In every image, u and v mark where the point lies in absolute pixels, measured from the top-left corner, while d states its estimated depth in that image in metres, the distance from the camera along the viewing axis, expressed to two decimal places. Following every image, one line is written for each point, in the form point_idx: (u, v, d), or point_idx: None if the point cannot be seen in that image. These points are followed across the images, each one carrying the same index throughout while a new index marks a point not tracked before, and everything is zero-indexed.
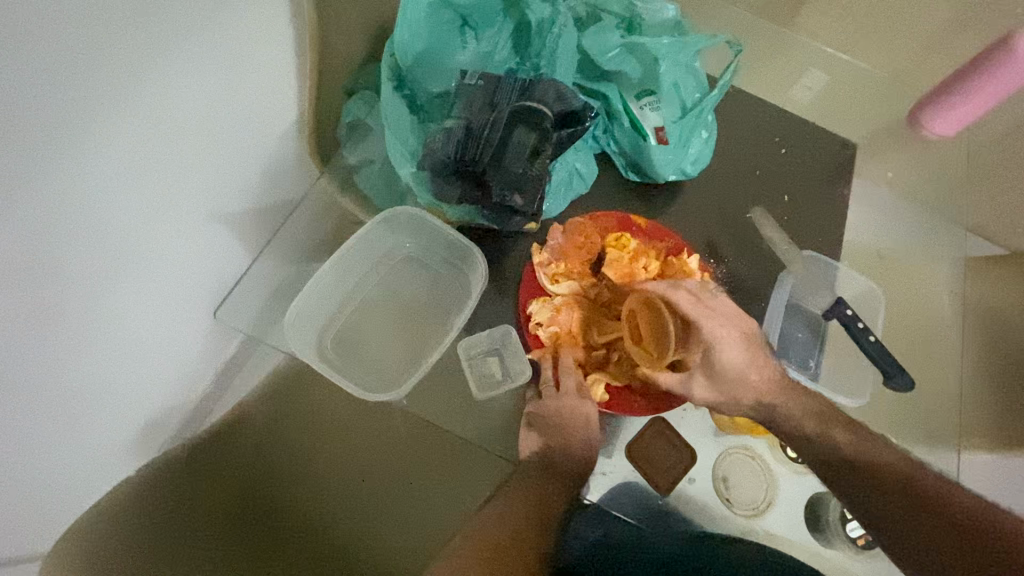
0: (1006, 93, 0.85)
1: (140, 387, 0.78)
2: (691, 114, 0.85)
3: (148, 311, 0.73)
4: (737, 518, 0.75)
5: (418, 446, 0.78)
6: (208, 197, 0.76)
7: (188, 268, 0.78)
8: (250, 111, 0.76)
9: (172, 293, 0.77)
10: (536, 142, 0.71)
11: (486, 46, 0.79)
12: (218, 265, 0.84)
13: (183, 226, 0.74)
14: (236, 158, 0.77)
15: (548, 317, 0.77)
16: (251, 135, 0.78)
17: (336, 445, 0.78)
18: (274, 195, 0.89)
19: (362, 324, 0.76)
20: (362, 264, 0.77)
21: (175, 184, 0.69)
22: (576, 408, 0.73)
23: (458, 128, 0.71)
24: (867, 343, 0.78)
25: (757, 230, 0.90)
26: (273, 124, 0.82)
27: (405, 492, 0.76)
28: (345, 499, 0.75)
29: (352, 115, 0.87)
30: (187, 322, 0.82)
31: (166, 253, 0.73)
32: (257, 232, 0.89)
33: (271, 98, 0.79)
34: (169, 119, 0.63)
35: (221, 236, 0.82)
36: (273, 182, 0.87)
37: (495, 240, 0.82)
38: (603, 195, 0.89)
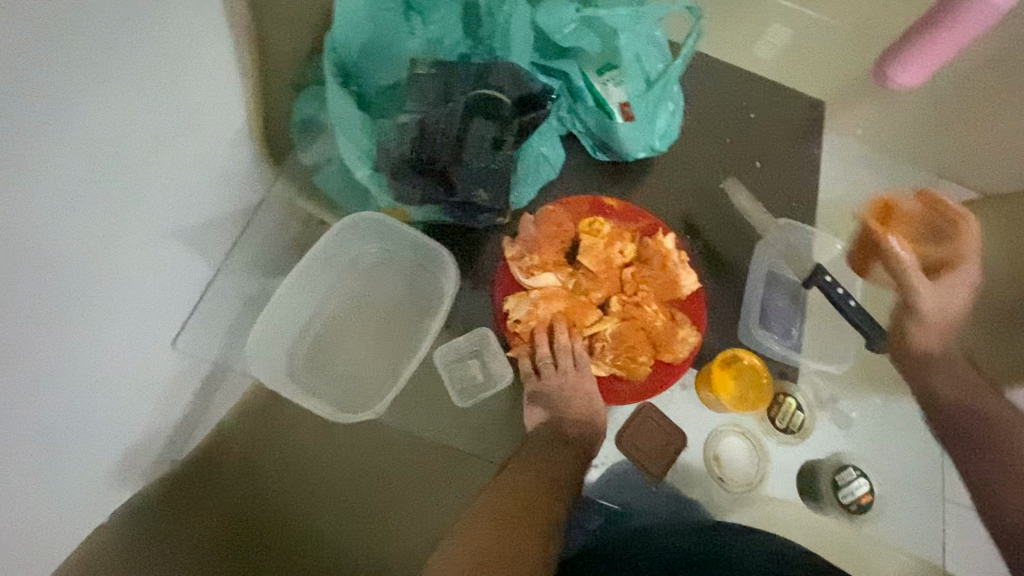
0: (965, 41, 0.85)
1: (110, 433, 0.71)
2: (656, 86, 0.80)
3: (107, 350, 0.66)
4: (731, 494, 0.75)
5: (410, 448, 0.72)
6: (168, 214, 0.69)
7: (145, 295, 0.70)
8: (200, 120, 0.69)
9: (133, 325, 0.70)
10: (497, 134, 0.68)
11: (435, 31, 0.74)
12: (178, 290, 0.77)
13: (140, 251, 0.66)
14: (192, 173, 0.71)
15: (525, 312, 0.74)
16: (204, 145, 0.71)
17: (325, 459, 0.72)
18: (231, 204, 0.82)
19: (332, 340, 0.72)
20: (326, 278, 0.73)
21: (128, 208, 0.62)
22: (570, 398, 0.73)
23: (413, 125, 0.68)
24: (848, 309, 0.76)
25: (729, 200, 0.88)
26: (225, 131, 0.74)
27: (403, 496, 0.70)
28: (338, 520, 0.68)
29: (306, 112, 0.81)
30: (150, 355, 0.75)
31: (124, 283, 0.65)
32: (216, 246, 0.82)
33: (221, 101, 0.71)
34: (116, 138, 0.57)
35: (181, 259, 0.75)
36: (230, 192, 0.80)
37: (467, 236, 0.79)
38: (573, 177, 0.86)
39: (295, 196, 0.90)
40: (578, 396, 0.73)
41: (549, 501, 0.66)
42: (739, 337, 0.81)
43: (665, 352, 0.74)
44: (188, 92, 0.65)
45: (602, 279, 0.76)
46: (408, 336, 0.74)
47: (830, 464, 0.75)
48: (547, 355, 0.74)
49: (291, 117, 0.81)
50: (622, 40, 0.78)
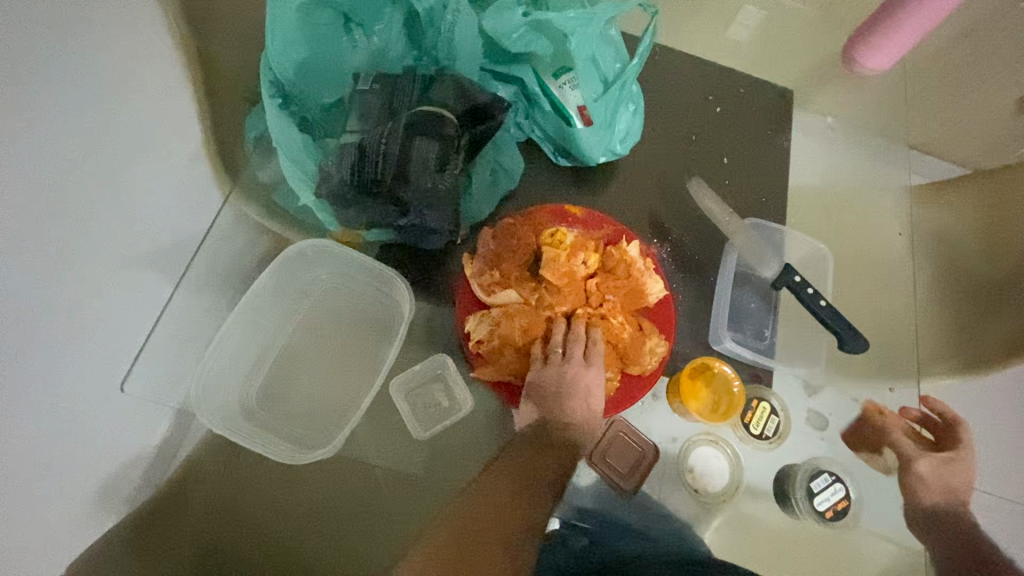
0: (940, 17, 0.82)
1: (73, 495, 0.60)
2: (613, 88, 0.77)
3: (61, 393, 0.57)
4: (705, 507, 0.74)
5: (380, 483, 0.72)
6: (130, 240, 0.63)
7: (99, 330, 0.61)
8: (152, 131, 0.63)
9: (87, 363, 0.60)
10: (442, 152, 0.64)
11: (379, 42, 0.71)
12: (131, 320, 0.65)
13: (95, 276, 0.59)
14: (152, 189, 0.64)
15: (487, 332, 0.72)
16: (160, 159, 0.65)
17: (294, 495, 0.73)
18: (190, 220, 0.71)
19: (288, 370, 0.72)
20: (278, 308, 0.72)
21: (84, 228, 0.56)
22: (563, 393, 0.69)
23: (351, 149, 0.64)
24: (819, 308, 0.76)
25: (695, 201, 0.85)
26: (178, 147, 0.67)
27: (363, 510, 0.72)
28: (306, 536, 0.72)
29: (258, 128, 0.76)
30: (107, 401, 0.63)
31: (80, 314, 0.58)
32: (174, 264, 0.71)
33: (170, 109, 0.65)
34: (55, 153, 0.52)
35: (138, 282, 0.65)
36: (187, 205, 0.71)
37: (424, 256, 0.76)
38: (534, 186, 0.83)
39: (256, 215, 0.78)
40: (579, 388, 0.70)
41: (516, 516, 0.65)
42: (710, 344, 0.79)
43: (629, 363, 0.73)
44: (133, 100, 0.60)
45: (565, 293, 0.73)
46: (366, 364, 0.73)
47: (805, 469, 0.74)
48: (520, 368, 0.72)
49: (244, 133, 0.76)
50: (574, 43, 0.73)
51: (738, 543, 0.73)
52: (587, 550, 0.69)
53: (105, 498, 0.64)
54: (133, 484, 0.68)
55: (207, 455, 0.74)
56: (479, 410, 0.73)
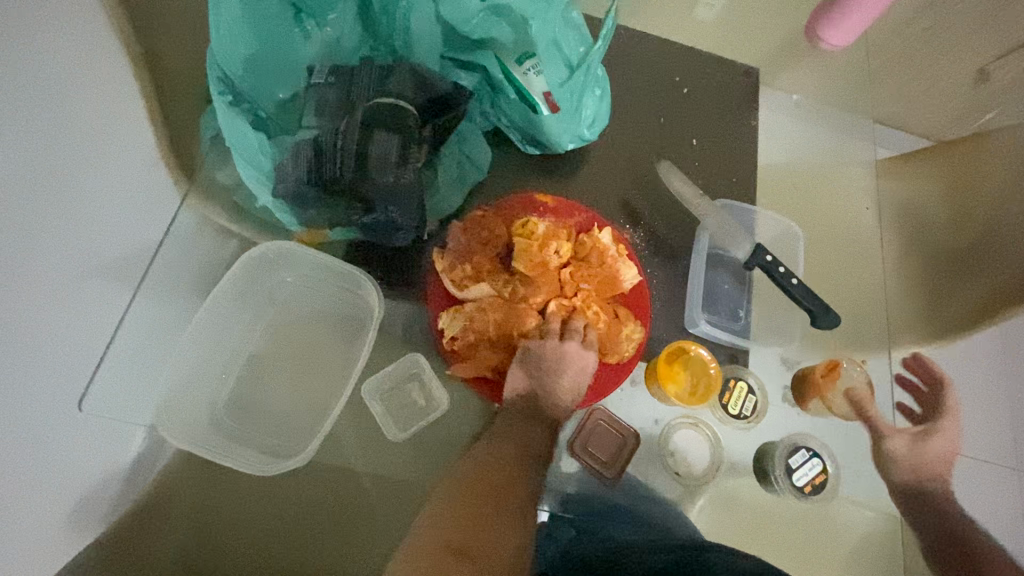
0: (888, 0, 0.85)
1: (41, 523, 0.55)
2: (578, 72, 0.74)
3: (23, 415, 0.52)
4: (687, 488, 0.74)
5: (363, 493, 0.71)
6: (91, 253, 0.59)
7: (58, 344, 0.56)
8: (106, 133, 0.59)
9: (46, 381, 0.55)
10: (403, 145, 0.62)
11: (332, 33, 0.69)
12: (88, 332, 0.60)
13: (54, 290, 0.55)
14: (109, 197, 0.60)
15: (461, 328, 0.70)
16: (116, 167, 0.61)
17: (272, 515, 0.70)
18: (148, 225, 0.68)
19: (255, 379, 0.70)
20: (241, 314, 0.69)
21: (45, 241, 0.52)
22: (563, 360, 0.69)
23: (307, 145, 0.61)
24: (790, 287, 0.76)
25: (665, 184, 0.85)
26: (132, 153, 0.64)
27: (350, 513, 0.71)
28: (292, 546, 0.70)
29: (214, 127, 0.73)
30: (65, 422, 0.58)
31: (39, 330, 0.53)
32: (134, 271, 0.67)
33: (120, 108, 0.60)
34: (18, 162, 0.48)
35: (96, 293, 0.61)
36: (142, 209, 0.66)
37: (392, 253, 0.74)
38: (503, 177, 0.81)
39: (216, 216, 0.75)
40: (575, 363, 0.69)
41: (515, 477, 0.61)
42: (686, 327, 0.79)
43: (607, 353, 0.73)
44: (86, 104, 0.56)
45: (539, 284, 0.72)
46: (337, 368, 0.71)
47: (783, 446, 0.75)
48: (496, 362, 0.71)
49: (198, 134, 0.73)
50: (534, 28, 0.70)
51: (720, 523, 0.74)
52: (576, 539, 0.68)
53: (81, 520, 0.61)
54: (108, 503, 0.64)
55: (182, 467, 0.72)
56: (460, 406, 0.72)
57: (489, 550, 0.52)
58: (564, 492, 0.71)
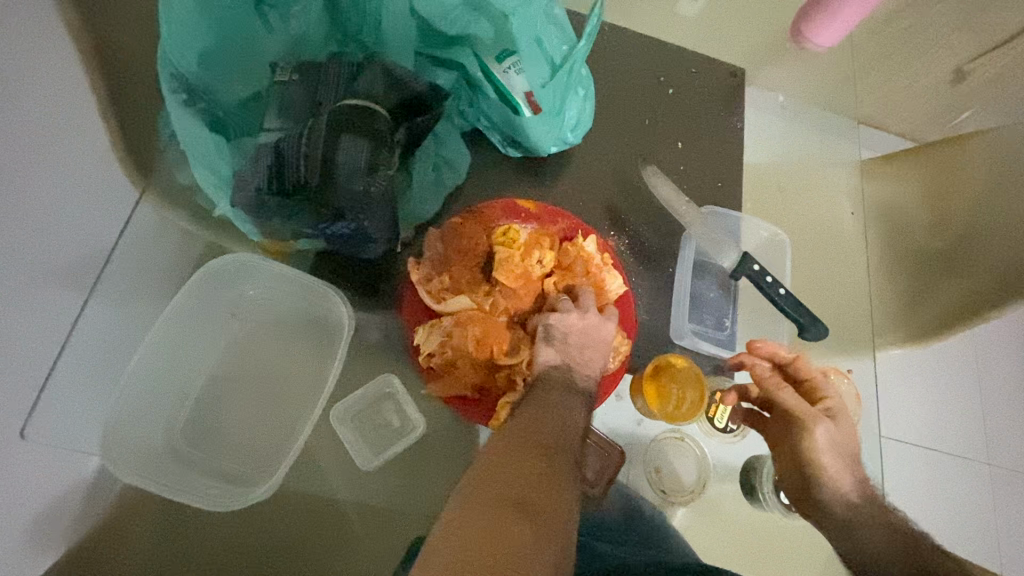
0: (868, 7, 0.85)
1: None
2: (562, 71, 0.69)
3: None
4: (674, 504, 0.73)
5: (338, 522, 0.67)
6: (32, 267, 0.53)
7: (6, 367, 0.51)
8: (52, 127, 0.52)
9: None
10: (372, 152, 0.57)
11: (297, 27, 0.64)
12: (32, 346, 0.54)
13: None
14: (55, 197, 0.54)
15: (438, 343, 0.66)
16: (65, 175, 0.55)
17: (234, 553, 0.65)
18: (99, 227, 0.61)
19: (217, 402, 0.65)
20: (199, 333, 0.65)
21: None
22: (590, 331, 0.64)
23: (268, 150, 0.57)
24: (778, 297, 0.74)
25: (650, 191, 0.82)
26: (82, 156, 0.57)
27: (319, 550, 0.66)
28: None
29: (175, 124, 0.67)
30: (6, 446, 0.52)
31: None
32: (84, 278, 0.60)
33: (70, 99, 0.54)
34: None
35: (44, 312, 0.55)
36: (91, 210, 0.60)
37: (365, 263, 0.70)
38: (483, 181, 0.78)
39: (176, 219, 0.70)
40: (597, 337, 0.64)
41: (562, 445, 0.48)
42: (671, 339, 0.77)
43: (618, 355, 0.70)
44: (29, 102, 0.49)
45: (523, 294, 0.70)
46: (308, 387, 0.66)
47: (770, 460, 0.72)
48: (477, 380, 0.67)
49: (157, 130, 0.66)
50: (515, 25, 0.67)
51: (709, 533, 0.72)
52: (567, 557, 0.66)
53: (30, 547, 0.56)
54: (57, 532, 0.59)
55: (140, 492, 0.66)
56: (440, 424, 0.69)
57: (553, 507, 0.41)
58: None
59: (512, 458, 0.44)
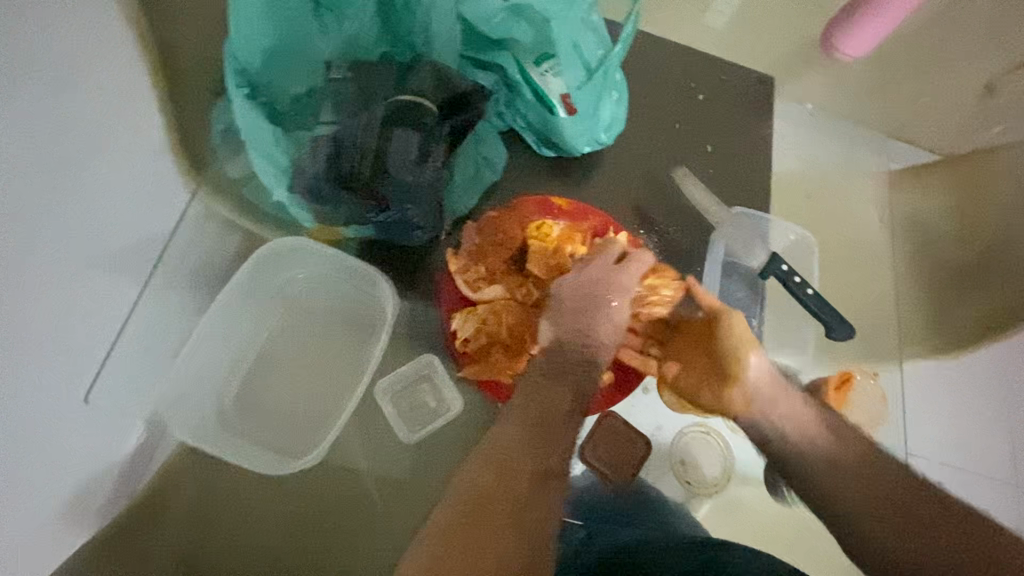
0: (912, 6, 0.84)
1: (23, 517, 0.55)
2: (596, 74, 0.72)
3: (19, 402, 0.53)
4: (698, 494, 0.76)
5: (369, 498, 0.70)
6: (95, 248, 0.59)
7: (70, 337, 0.58)
8: (119, 123, 0.58)
9: (45, 372, 0.55)
10: (422, 143, 0.63)
11: (350, 28, 0.67)
12: (95, 324, 0.61)
13: (52, 281, 0.54)
14: (114, 188, 0.60)
15: (474, 329, 0.70)
16: (128, 167, 0.61)
17: (272, 517, 0.69)
18: (156, 217, 0.67)
19: (264, 379, 0.69)
20: (250, 311, 0.69)
21: (46, 231, 0.52)
22: (605, 296, 0.63)
23: (325, 141, 0.63)
24: (805, 297, 0.75)
25: (680, 189, 0.84)
26: (143, 149, 0.63)
27: (349, 520, 0.69)
28: (292, 550, 0.68)
29: (225, 120, 0.71)
30: (67, 408, 0.59)
31: (34, 322, 0.52)
32: (141, 264, 0.66)
33: (131, 98, 0.60)
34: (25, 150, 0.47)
35: (105, 289, 0.61)
36: (148, 199, 0.65)
37: (404, 252, 0.74)
38: (518, 178, 0.81)
39: (224, 212, 0.75)
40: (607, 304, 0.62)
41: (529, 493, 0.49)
42: None
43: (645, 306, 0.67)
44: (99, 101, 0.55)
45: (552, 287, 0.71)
46: (349, 367, 0.70)
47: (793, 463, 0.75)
48: (507, 366, 0.69)
49: (210, 126, 0.71)
50: (555, 29, 0.70)
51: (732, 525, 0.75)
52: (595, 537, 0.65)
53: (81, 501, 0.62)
54: (105, 492, 0.65)
55: (182, 464, 0.71)
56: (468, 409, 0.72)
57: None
58: (576, 491, 0.71)
59: (463, 511, 0.47)
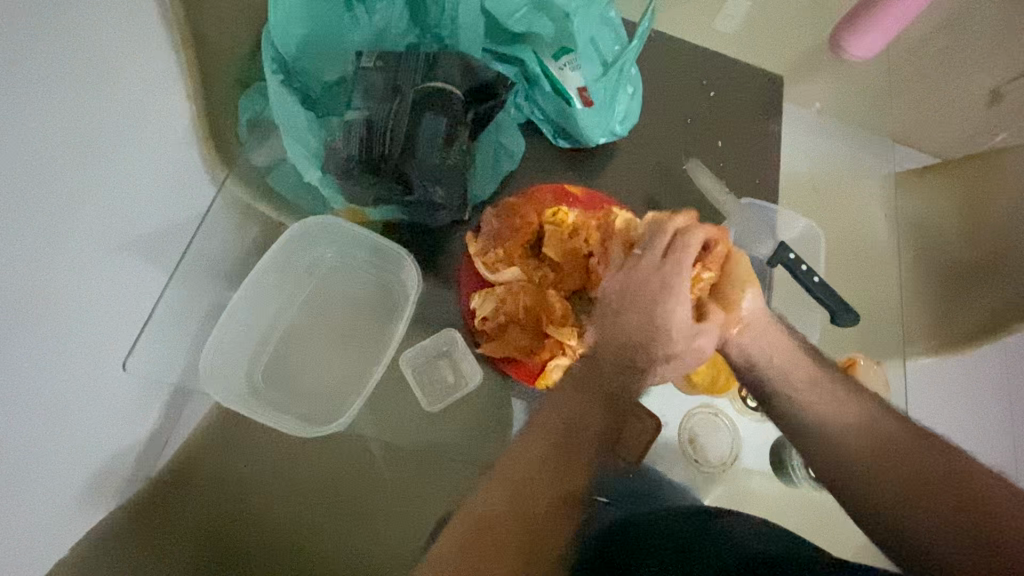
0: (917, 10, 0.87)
1: (59, 476, 0.62)
2: (612, 70, 0.78)
3: (59, 370, 0.59)
4: (705, 474, 0.79)
5: (379, 466, 0.77)
6: (124, 223, 0.63)
7: (97, 304, 0.63)
8: (150, 107, 0.63)
9: (79, 347, 0.62)
10: (449, 128, 0.67)
11: (379, 21, 0.71)
12: (129, 304, 0.68)
13: (84, 263, 0.60)
14: (142, 179, 0.65)
15: (492, 309, 0.72)
16: (158, 149, 0.66)
17: (309, 477, 0.76)
18: (185, 198, 0.72)
19: (293, 351, 0.73)
20: (282, 286, 0.74)
21: (79, 219, 0.58)
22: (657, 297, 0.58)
23: (359, 124, 0.66)
24: (812, 284, 0.79)
25: (692, 182, 0.87)
26: (174, 133, 0.67)
27: (381, 482, 0.76)
28: (329, 509, 0.75)
29: (252, 111, 0.75)
30: (105, 377, 0.66)
31: (68, 299, 0.59)
32: (171, 248, 0.72)
33: (163, 93, 0.65)
34: (52, 145, 0.53)
35: (131, 263, 0.66)
36: (178, 181, 0.70)
37: (426, 235, 0.78)
38: (535, 168, 0.84)
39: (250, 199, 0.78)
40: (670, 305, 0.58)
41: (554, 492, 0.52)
42: None
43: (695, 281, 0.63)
44: (130, 88, 0.60)
45: (567, 270, 0.74)
46: (372, 342, 0.74)
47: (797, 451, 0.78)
48: (523, 344, 0.72)
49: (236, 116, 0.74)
50: (575, 24, 0.74)
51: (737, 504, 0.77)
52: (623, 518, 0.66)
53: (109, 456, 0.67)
54: (126, 466, 0.70)
55: (204, 441, 0.75)
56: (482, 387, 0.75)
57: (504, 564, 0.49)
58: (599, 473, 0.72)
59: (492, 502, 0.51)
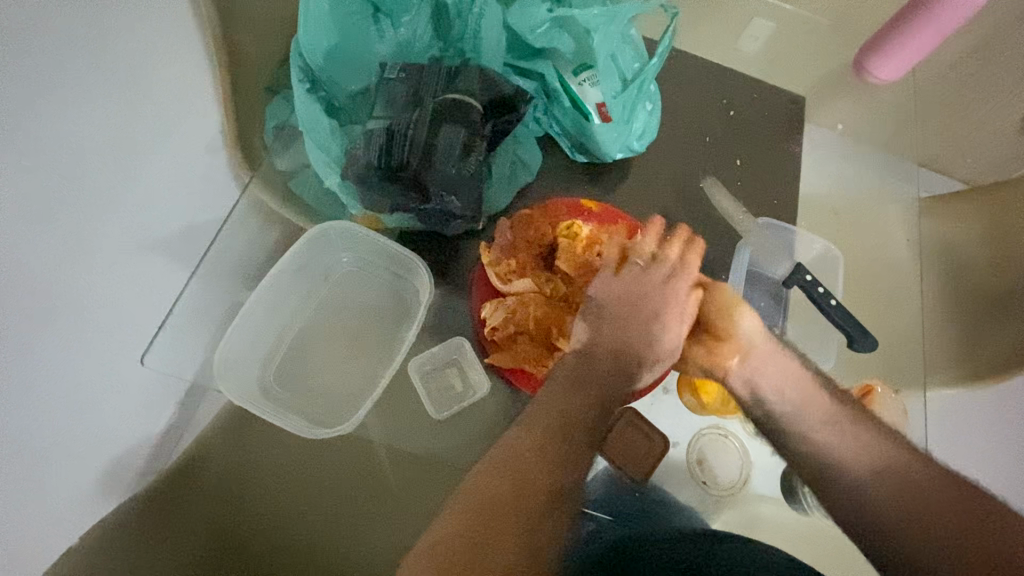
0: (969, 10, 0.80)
1: (72, 466, 0.63)
2: (632, 86, 0.78)
3: (78, 359, 0.61)
4: (712, 495, 0.77)
5: (386, 472, 0.77)
6: (147, 222, 0.65)
7: (119, 300, 0.65)
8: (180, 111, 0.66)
9: (99, 337, 0.63)
10: (467, 138, 0.68)
11: (405, 33, 0.72)
12: (149, 300, 0.69)
13: (108, 259, 0.62)
14: (167, 176, 0.66)
15: (502, 319, 0.72)
16: (186, 152, 0.68)
17: (311, 481, 0.76)
18: (211, 200, 0.74)
19: (304, 353, 0.75)
20: (299, 288, 0.75)
21: (105, 209, 0.59)
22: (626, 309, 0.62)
23: (379, 132, 0.68)
24: (830, 308, 0.78)
25: (708, 199, 0.87)
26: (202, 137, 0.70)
27: (378, 489, 0.76)
28: (327, 510, 0.75)
29: (278, 117, 0.76)
30: (123, 368, 0.67)
31: (89, 290, 0.60)
32: (193, 248, 0.74)
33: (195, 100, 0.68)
34: (87, 147, 0.56)
35: (154, 260, 0.68)
36: (205, 184, 0.73)
37: (441, 243, 0.79)
38: (551, 181, 0.84)
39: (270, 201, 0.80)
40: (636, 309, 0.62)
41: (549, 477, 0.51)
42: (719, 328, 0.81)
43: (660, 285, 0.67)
44: (161, 94, 0.63)
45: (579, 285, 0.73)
46: (383, 347, 0.75)
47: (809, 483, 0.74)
48: (530, 354, 0.72)
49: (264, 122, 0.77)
50: (596, 40, 0.75)
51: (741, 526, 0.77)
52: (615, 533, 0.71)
53: None
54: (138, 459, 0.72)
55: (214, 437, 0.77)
56: (489, 395, 0.76)
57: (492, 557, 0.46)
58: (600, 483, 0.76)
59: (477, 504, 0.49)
